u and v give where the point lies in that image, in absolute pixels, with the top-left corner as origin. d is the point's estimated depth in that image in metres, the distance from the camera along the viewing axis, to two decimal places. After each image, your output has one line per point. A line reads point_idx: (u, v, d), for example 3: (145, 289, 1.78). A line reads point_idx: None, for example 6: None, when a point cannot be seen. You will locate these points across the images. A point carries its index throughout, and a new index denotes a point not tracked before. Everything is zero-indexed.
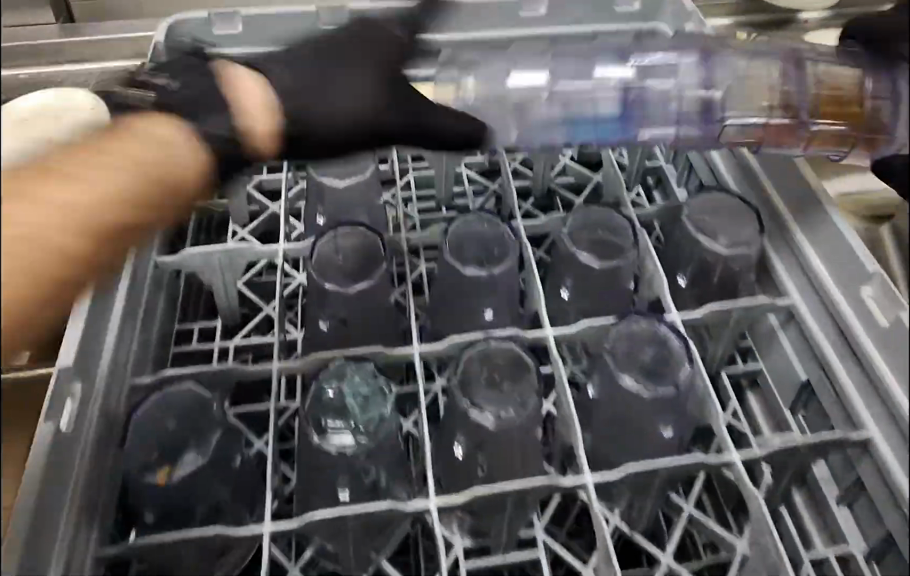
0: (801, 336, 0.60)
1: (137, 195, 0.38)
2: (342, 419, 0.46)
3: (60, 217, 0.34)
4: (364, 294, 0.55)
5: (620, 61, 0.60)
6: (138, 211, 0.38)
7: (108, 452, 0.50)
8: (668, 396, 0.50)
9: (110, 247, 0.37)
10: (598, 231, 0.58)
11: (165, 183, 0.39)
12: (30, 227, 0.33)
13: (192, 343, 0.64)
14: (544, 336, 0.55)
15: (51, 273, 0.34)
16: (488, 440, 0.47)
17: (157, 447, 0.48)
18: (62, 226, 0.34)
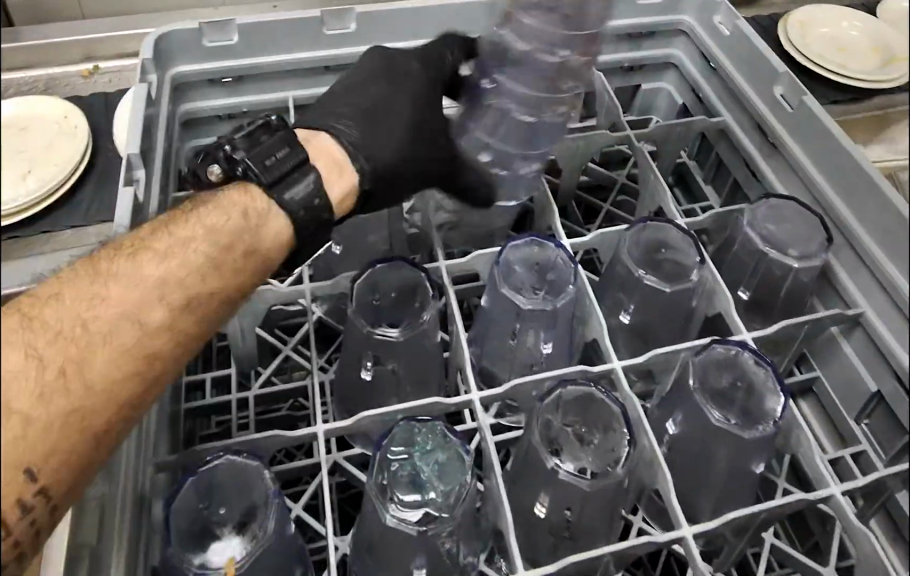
0: (870, 344, 0.55)
1: (152, 311, 0.41)
2: (416, 492, 0.41)
3: (109, 354, 0.39)
4: (415, 339, 0.49)
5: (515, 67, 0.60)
6: (162, 327, 0.41)
7: (139, 547, 0.43)
8: (766, 433, 0.46)
9: (138, 367, 0.40)
10: (659, 250, 0.56)
11: (177, 288, 0.42)
12: (69, 363, 0.37)
13: (207, 396, 0.58)
14: (613, 368, 0.51)
15: (84, 410, 0.37)
16: (578, 498, 0.43)
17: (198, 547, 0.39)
18: (102, 355, 0.38)
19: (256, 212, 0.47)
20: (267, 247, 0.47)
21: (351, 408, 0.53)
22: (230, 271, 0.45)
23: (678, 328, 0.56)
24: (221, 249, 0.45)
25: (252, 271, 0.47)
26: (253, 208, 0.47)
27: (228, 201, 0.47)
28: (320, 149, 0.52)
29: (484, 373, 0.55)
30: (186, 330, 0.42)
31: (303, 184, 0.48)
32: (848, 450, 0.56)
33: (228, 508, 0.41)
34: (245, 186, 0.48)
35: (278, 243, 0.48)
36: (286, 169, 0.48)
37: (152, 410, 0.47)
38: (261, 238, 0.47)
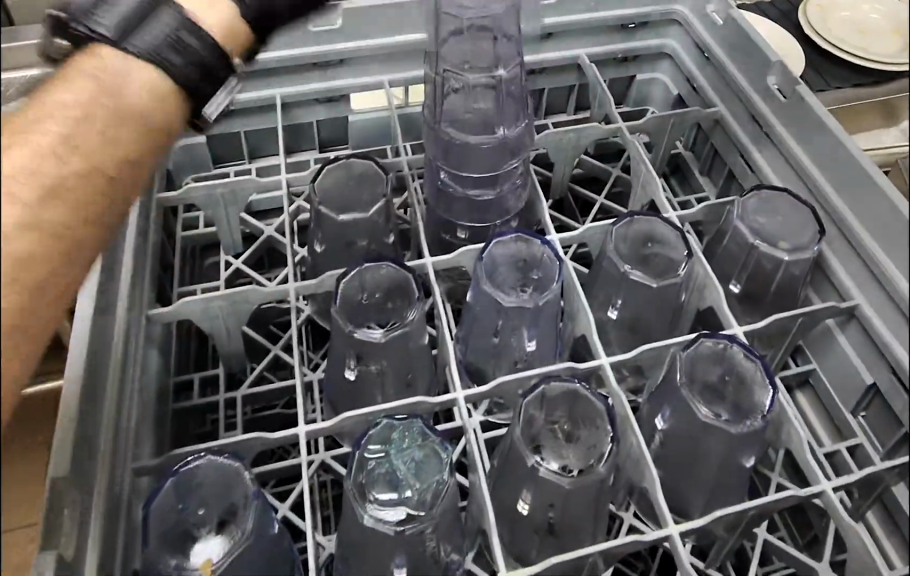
0: (865, 336, 0.54)
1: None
2: (392, 490, 0.41)
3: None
4: (396, 341, 0.49)
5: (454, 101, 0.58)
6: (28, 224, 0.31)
7: (117, 548, 0.42)
8: (757, 430, 0.45)
9: (9, 276, 0.30)
10: (646, 243, 0.55)
11: (34, 177, 0.31)
12: None
13: (195, 398, 0.58)
14: (600, 365, 0.51)
15: None
16: (559, 496, 0.42)
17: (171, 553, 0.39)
18: None
19: (114, 79, 0.37)
20: (155, 111, 0.38)
21: (337, 406, 0.53)
22: (100, 141, 0.34)
23: (668, 321, 0.56)
24: (78, 118, 0.34)
25: (136, 140, 0.36)
26: (106, 70, 0.37)
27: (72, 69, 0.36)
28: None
29: (472, 369, 0.55)
30: (57, 223, 0.32)
31: (160, 27, 0.40)
32: (844, 443, 0.55)
33: (207, 508, 0.41)
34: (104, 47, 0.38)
35: (161, 101, 0.39)
36: (138, 20, 0.40)
37: (131, 413, 0.48)
38: (126, 98, 0.37)
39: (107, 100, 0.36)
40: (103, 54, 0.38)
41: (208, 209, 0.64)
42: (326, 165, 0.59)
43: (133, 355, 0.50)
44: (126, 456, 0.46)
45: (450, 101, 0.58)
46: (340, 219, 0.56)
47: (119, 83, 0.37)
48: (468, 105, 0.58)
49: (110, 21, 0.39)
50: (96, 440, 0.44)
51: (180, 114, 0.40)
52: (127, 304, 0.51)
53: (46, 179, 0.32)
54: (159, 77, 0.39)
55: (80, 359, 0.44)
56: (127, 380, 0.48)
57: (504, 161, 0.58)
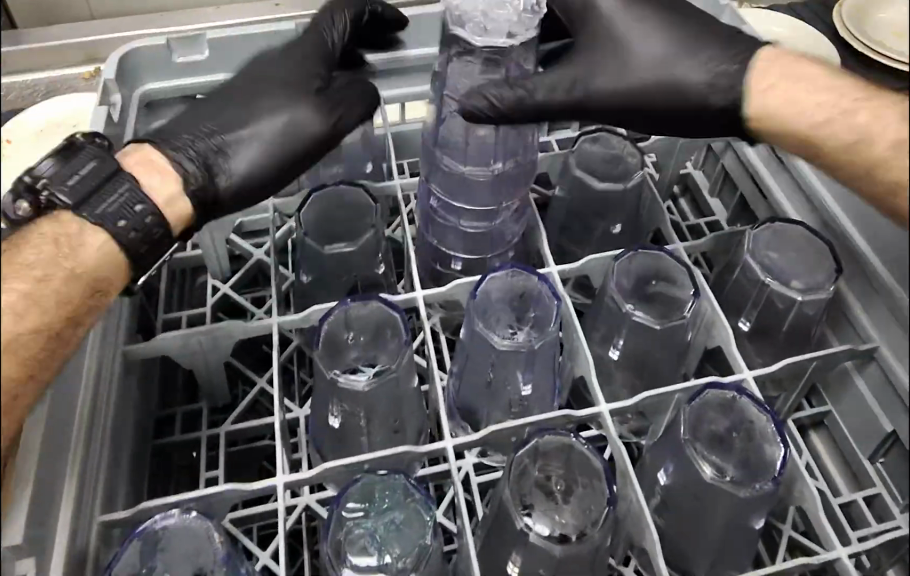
0: (885, 381, 0.50)
1: None
2: (370, 555, 0.37)
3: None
4: (382, 387, 0.46)
5: (456, 135, 0.53)
6: None
7: None
8: (768, 493, 0.41)
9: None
10: (652, 281, 0.53)
11: None
12: None
13: (176, 433, 0.56)
14: (599, 411, 0.47)
15: None
16: (552, 562, 0.39)
17: None
18: None
19: (75, 244, 0.41)
20: (108, 271, 0.42)
21: (322, 449, 0.50)
22: (60, 304, 0.39)
23: (674, 362, 0.52)
24: (42, 280, 0.39)
25: (85, 300, 0.41)
26: (69, 235, 0.41)
27: (39, 233, 0.41)
28: (147, 164, 0.47)
29: (465, 410, 0.51)
30: (1, 376, 0.35)
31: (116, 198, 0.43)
32: (861, 494, 0.52)
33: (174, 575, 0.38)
34: (64, 212, 0.42)
35: (111, 261, 0.42)
36: (94, 187, 0.43)
37: (101, 460, 0.45)
38: (83, 263, 0.41)
39: (67, 266, 0.40)
40: (65, 222, 0.42)
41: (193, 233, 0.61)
42: (313, 192, 0.56)
43: (105, 393, 0.47)
44: (93, 505, 0.43)
45: (452, 129, 0.53)
46: (327, 252, 0.54)
47: (60, 247, 0.40)
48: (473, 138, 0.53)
49: (73, 184, 0.43)
50: (57, 489, 0.41)
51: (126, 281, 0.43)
52: (99, 343, 0.48)
53: (3, 336, 0.36)
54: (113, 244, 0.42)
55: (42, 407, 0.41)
56: (97, 423, 0.45)
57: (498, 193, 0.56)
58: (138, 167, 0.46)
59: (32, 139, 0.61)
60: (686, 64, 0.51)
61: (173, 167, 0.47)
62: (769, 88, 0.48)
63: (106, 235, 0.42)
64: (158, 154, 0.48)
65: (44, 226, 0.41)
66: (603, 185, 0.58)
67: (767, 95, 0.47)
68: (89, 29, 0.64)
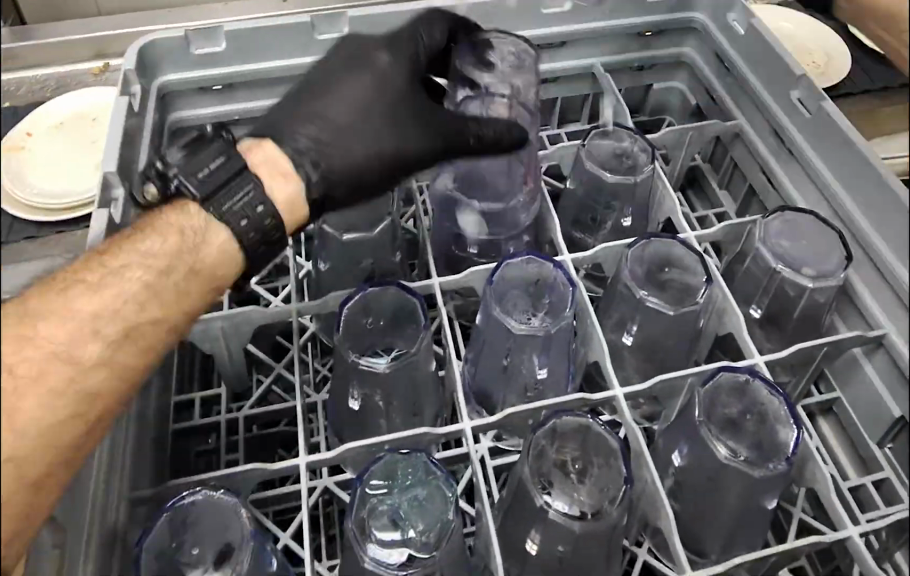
0: (894, 366, 0.51)
1: (85, 347, 0.37)
2: (394, 530, 0.38)
3: (47, 403, 0.36)
4: (403, 370, 0.47)
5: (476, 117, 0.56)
6: (98, 363, 0.38)
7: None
8: (780, 473, 0.42)
9: (79, 410, 0.37)
10: (663, 268, 0.53)
11: (117, 320, 0.39)
12: None
13: (196, 417, 0.57)
14: (613, 395, 0.48)
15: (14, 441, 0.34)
16: (571, 539, 0.40)
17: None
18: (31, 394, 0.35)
19: (195, 239, 0.43)
20: (227, 266, 0.44)
21: (342, 432, 0.51)
22: (178, 298, 0.42)
23: (686, 347, 0.53)
24: (161, 274, 0.41)
25: (203, 296, 0.43)
26: (190, 229, 0.43)
27: (165, 222, 0.43)
28: (268, 159, 0.46)
29: (481, 394, 0.53)
30: (126, 364, 0.39)
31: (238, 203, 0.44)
32: (869, 477, 0.53)
33: (201, 547, 0.38)
34: (193, 204, 0.44)
35: (228, 260, 0.44)
36: (225, 179, 0.44)
37: (128, 442, 0.46)
38: (202, 260, 0.43)
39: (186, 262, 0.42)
40: (190, 213, 0.44)
41: None
42: None
43: None
44: (121, 484, 0.44)
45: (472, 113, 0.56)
46: (344, 239, 0.55)
47: (185, 240, 0.42)
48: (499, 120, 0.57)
49: (198, 183, 0.44)
50: (87, 469, 0.41)
51: (240, 275, 0.45)
52: None
53: (125, 321, 0.39)
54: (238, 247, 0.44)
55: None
56: (123, 408, 0.46)
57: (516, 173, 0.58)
58: (259, 165, 0.46)
59: (51, 131, 0.67)
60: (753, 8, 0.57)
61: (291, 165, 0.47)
62: None
63: (231, 238, 0.44)
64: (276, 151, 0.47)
65: (170, 215, 0.43)
66: (615, 178, 0.59)
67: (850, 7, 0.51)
68: (104, 23, 0.65)
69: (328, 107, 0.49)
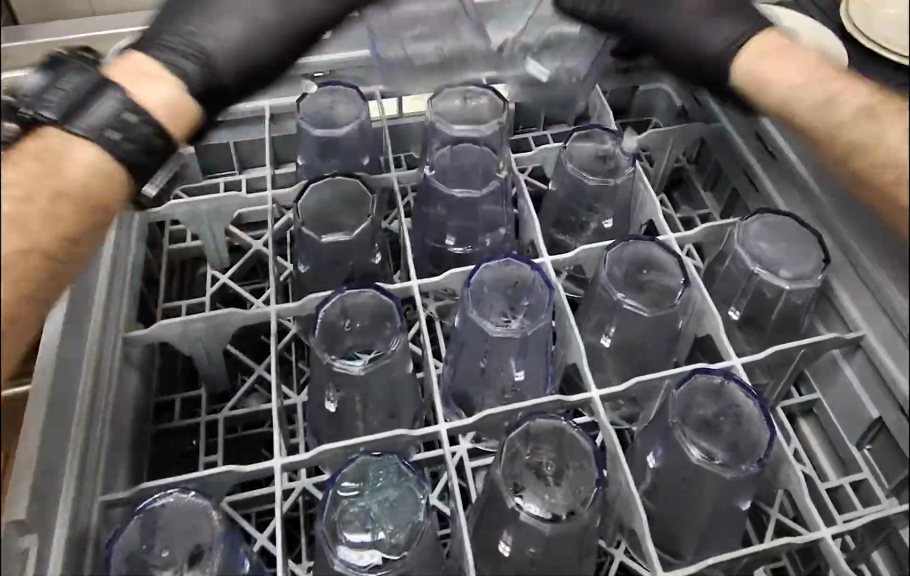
0: (871, 368, 0.51)
1: None
2: (365, 531, 0.38)
3: None
4: (378, 372, 0.47)
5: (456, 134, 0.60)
6: None
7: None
8: (752, 475, 0.42)
9: None
10: (641, 270, 0.53)
11: None
12: None
13: (175, 419, 0.57)
14: (590, 398, 0.48)
15: None
16: (543, 541, 0.40)
17: None
18: None
19: (59, 156, 0.41)
20: (106, 190, 0.43)
21: (319, 434, 0.51)
22: (49, 223, 0.39)
23: (665, 349, 0.53)
24: (30, 199, 0.38)
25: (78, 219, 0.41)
26: (50, 152, 0.41)
27: (26, 148, 0.41)
28: (137, 70, 0.48)
29: (459, 396, 0.53)
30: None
31: (108, 104, 0.43)
32: (848, 478, 0.53)
33: (171, 549, 0.38)
34: (54, 129, 0.42)
35: (98, 176, 0.42)
36: (85, 93, 0.43)
37: (102, 443, 0.45)
38: (70, 182, 0.41)
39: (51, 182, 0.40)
40: (51, 137, 0.42)
41: (194, 223, 0.61)
42: (310, 182, 0.57)
43: (105, 381, 0.47)
44: (95, 486, 0.43)
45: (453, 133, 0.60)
46: (323, 241, 0.55)
47: (45, 157, 0.41)
48: (469, 108, 0.60)
49: (59, 101, 0.43)
50: (59, 471, 0.41)
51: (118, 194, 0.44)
52: (98, 335, 0.48)
53: None
54: (118, 169, 0.44)
55: (44, 387, 0.42)
56: (97, 408, 0.46)
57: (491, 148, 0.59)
58: (131, 71, 0.48)
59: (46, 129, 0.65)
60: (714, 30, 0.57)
61: (160, 66, 0.49)
62: (762, 60, 0.53)
63: (96, 149, 0.43)
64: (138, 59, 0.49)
65: (28, 142, 0.42)
66: (595, 181, 0.59)
67: (768, 63, 0.52)
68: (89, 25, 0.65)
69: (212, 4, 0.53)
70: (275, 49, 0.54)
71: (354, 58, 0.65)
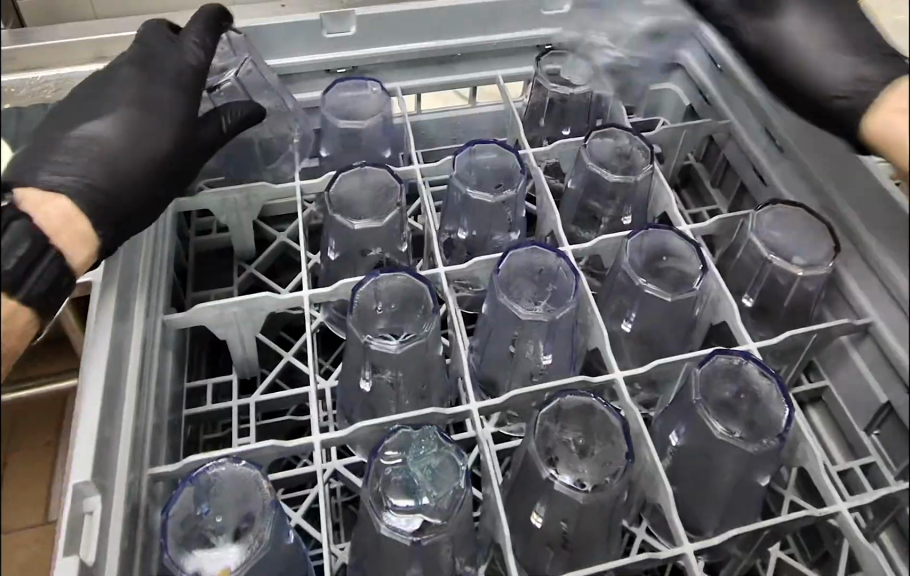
0: (882, 356, 0.53)
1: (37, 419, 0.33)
2: (409, 497, 0.39)
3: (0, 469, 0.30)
4: (410, 354, 0.48)
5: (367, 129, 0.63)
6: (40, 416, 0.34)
7: (135, 544, 0.42)
8: (773, 447, 0.44)
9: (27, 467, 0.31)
10: (660, 258, 0.55)
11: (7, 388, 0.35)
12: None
13: (207, 403, 0.58)
14: (614, 379, 0.50)
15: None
16: (575, 511, 0.42)
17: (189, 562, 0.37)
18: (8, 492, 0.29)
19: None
20: (7, 329, 0.43)
21: (350, 416, 0.52)
22: None
23: (683, 335, 0.56)
24: None
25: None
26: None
27: None
28: (64, 218, 0.49)
29: (486, 380, 0.54)
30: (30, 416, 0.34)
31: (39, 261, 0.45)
32: (857, 462, 0.55)
33: (224, 516, 0.39)
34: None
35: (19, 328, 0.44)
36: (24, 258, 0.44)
37: (147, 418, 0.47)
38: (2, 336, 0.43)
39: None
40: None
41: (222, 214, 0.63)
42: (340, 172, 0.58)
43: (150, 367, 0.49)
44: (143, 458, 0.45)
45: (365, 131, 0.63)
46: (355, 228, 0.56)
47: None
48: (484, 160, 0.61)
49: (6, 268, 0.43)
50: (113, 440, 0.43)
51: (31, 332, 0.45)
52: (144, 311, 0.50)
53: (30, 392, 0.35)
54: (32, 316, 0.45)
55: (100, 362, 0.44)
56: (143, 385, 0.48)
57: (508, 182, 0.61)
58: (57, 223, 0.48)
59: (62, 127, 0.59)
60: (831, 46, 0.57)
61: (89, 225, 0.49)
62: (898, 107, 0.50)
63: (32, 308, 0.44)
64: (71, 204, 0.50)
65: None
66: (615, 178, 0.61)
67: (892, 119, 0.49)
68: (102, 28, 0.62)
69: (87, 105, 0.54)
70: (174, 150, 0.54)
71: (378, 55, 0.67)
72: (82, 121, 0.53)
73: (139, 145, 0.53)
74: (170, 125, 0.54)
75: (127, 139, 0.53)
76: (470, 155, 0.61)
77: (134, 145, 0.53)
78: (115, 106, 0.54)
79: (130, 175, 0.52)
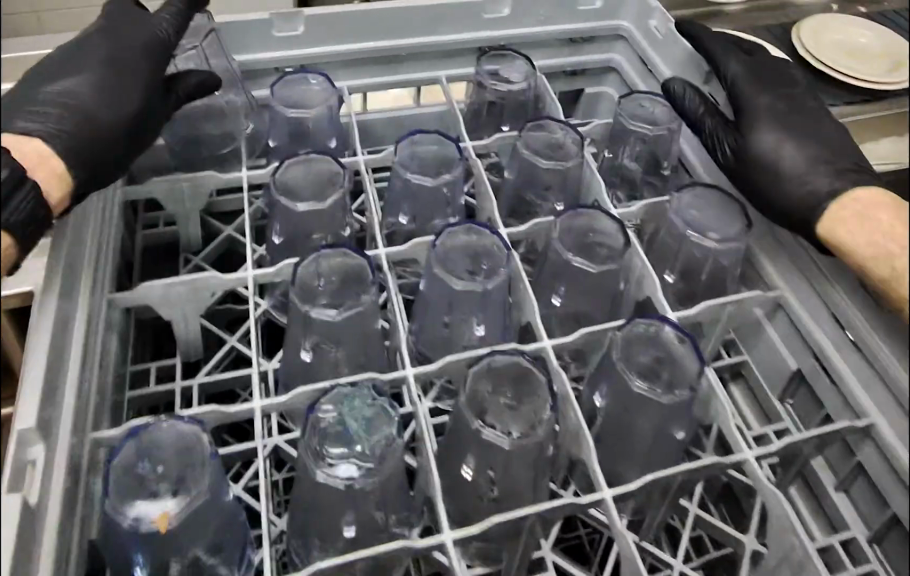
0: (791, 326, 0.57)
1: None
2: (344, 445, 0.42)
3: None
4: (349, 322, 0.51)
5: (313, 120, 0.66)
6: None
7: (75, 504, 0.44)
8: (685, 398, 0.48)
9: None
10: (588, 237, 0.59)
11: None
12: None
13: (151, 386, 0.59)
14: (544, 347, 0.53)
15: None
16: (500, 460, 0.44)
17: (129, 506, 0.39)
18: None
19: None
20: None
21: (291, 389, 0.54)
22: None
23: (608, 310, 0.59)
24: None
25: None
26: None
27: None
28: (40, 158, 0.50)
29: (423, 355, 0.57)
30: None
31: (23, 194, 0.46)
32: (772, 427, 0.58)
33: (165, 465, 0.41)
34: None
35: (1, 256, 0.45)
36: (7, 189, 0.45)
37: (91, 388, 0.48)
38: None
39: None
40: None
41: (170, 203, 0.65)
42: (285, 160, 0.61)
43: (97, 337, 0.51)
44: (86, 424, 0.46)
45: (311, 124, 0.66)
46: (299, 210, 0.59)
47: None
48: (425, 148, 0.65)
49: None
50: (57, 404, 0.44)
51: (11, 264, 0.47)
52: (88, 286, 0.52)
53: None
54: (11, 243, 0.45)
55: (44, 331, 0.45)
56: (89, 355, 0.49)
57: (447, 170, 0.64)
58: (34, 164, 0.50)
59: None
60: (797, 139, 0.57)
61: (64, 165, 0.51)
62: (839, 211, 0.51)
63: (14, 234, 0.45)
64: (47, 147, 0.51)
65: None
66: (548, 164, 0.65)
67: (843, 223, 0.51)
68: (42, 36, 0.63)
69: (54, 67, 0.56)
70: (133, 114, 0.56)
71: (326, 53, 0.70)
72: (56, 78, 0.55)
73: (107, 101, 0.55)
74: (136, 88, 0.57)
75: (93, 94, 0.55)
76: (411, 145, 0.65)
77: (102, 104, 0.55)
78: (87, 68, 0.56)
79: (103, 128, 0.54)
